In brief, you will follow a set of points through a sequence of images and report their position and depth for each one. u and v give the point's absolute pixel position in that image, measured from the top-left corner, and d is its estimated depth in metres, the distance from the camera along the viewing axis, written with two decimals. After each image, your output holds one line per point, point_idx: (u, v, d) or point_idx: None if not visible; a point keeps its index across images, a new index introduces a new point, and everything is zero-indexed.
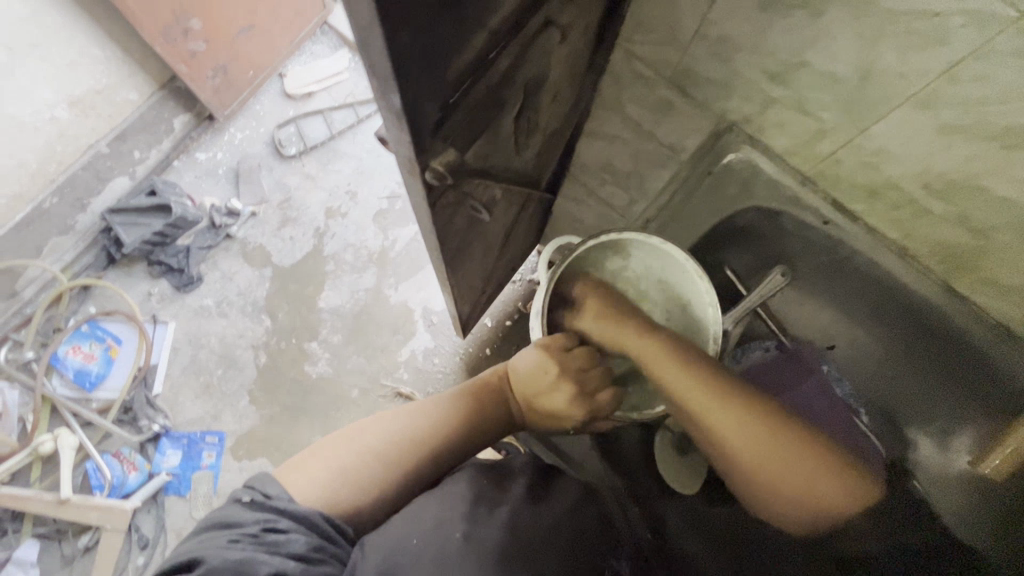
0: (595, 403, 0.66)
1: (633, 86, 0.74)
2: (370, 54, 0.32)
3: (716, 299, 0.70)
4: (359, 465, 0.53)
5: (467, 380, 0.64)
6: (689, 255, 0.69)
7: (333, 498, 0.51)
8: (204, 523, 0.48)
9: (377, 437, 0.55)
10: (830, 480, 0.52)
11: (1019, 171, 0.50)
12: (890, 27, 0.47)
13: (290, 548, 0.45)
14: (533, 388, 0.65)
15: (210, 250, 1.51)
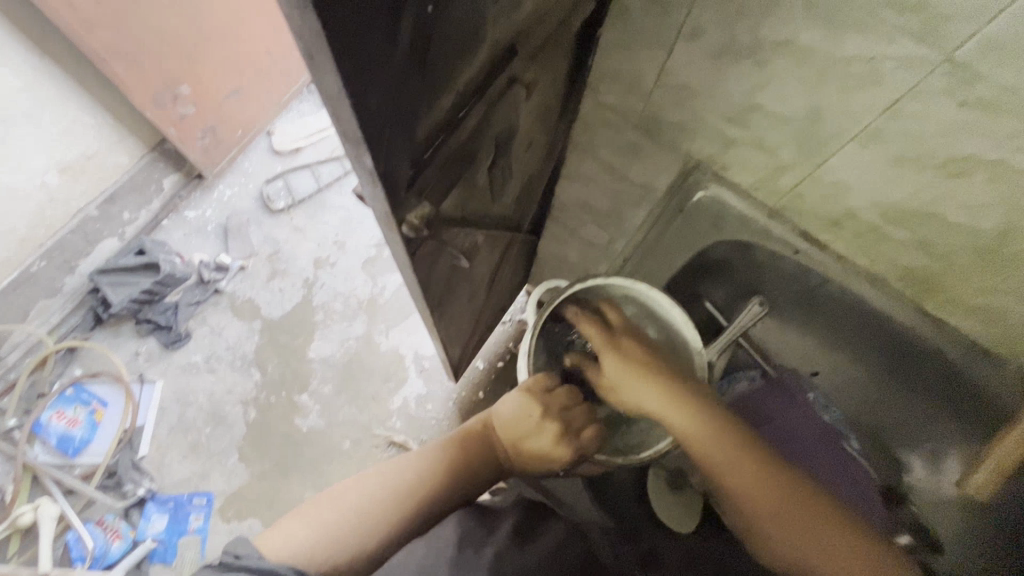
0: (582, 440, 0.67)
1: (603, 131, 0.78)
2: (342, 122, 0.35)
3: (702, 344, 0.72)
4: (349, 523, 0.52)
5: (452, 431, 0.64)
6: (677, 303, 0.71)
7: (310, 557, 0.48)
8: None
9: (368, 494, 0.54)
10: (837, 535, 0.53)
11: (964, 197, 0.53)
12: (829, 72, 0.51)
13: None
14: (520, 430, 0.65)
15: (198, 306, 1.51)
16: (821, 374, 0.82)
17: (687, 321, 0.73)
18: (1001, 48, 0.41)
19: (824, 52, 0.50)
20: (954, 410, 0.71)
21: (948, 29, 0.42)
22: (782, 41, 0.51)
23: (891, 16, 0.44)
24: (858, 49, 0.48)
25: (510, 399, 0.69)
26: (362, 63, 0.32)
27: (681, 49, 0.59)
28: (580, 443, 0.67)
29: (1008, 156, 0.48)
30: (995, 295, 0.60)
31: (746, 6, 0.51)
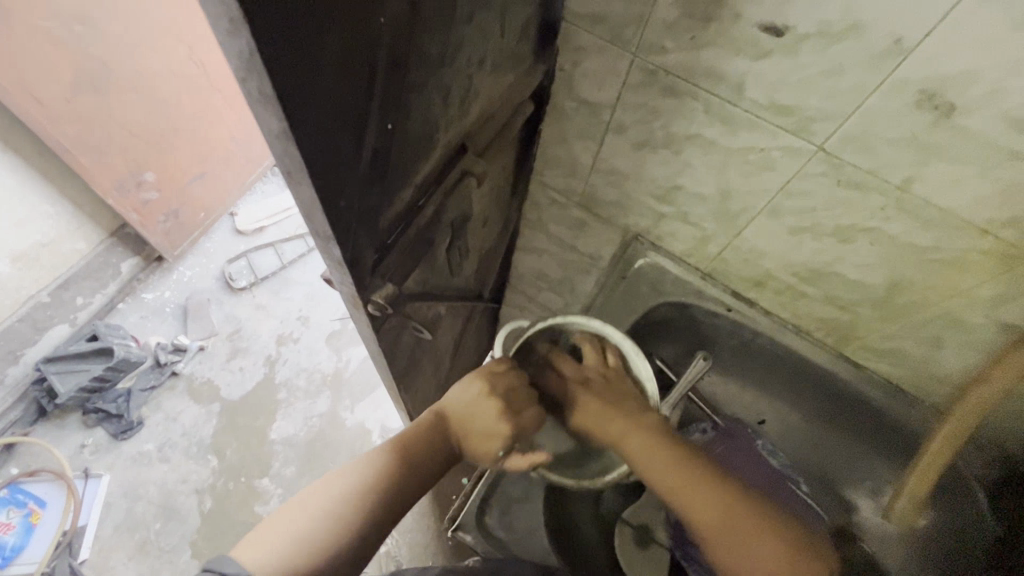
0: (527, 421, 0.63)
1: (552, 208, 0.86)
2: (315, 224, 0.39)
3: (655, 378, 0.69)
4: (314, 531, 0.49)
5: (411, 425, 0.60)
6: (626, 337, 0.69)
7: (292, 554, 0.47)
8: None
9: (329, 498, 0.52)
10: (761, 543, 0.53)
11: (856, 258, 0.62)
12: (731, 160, 0.61)
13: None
14: (464, 412, 0.62)
15: (153, 391, 1.46)
16: (767, 423, 0.89)
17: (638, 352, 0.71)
18: (857, 142, 0.51)
19: (725, 144, 0.60)
20: (884, 446, 0.80)
21: (816, 127, 0.52)
22: (691, 135, 0.61)
23: (771, 117, 0.54)
24: (751, 142, 0.58)
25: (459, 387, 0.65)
26: (333, 180, 0.37)
27: (610, 141, 0.68)
28: (525, 421, 0.63)
29: (881, 224, 0.57)
30: (898, 341, 0.68)
31: (658, 108, 0.60)
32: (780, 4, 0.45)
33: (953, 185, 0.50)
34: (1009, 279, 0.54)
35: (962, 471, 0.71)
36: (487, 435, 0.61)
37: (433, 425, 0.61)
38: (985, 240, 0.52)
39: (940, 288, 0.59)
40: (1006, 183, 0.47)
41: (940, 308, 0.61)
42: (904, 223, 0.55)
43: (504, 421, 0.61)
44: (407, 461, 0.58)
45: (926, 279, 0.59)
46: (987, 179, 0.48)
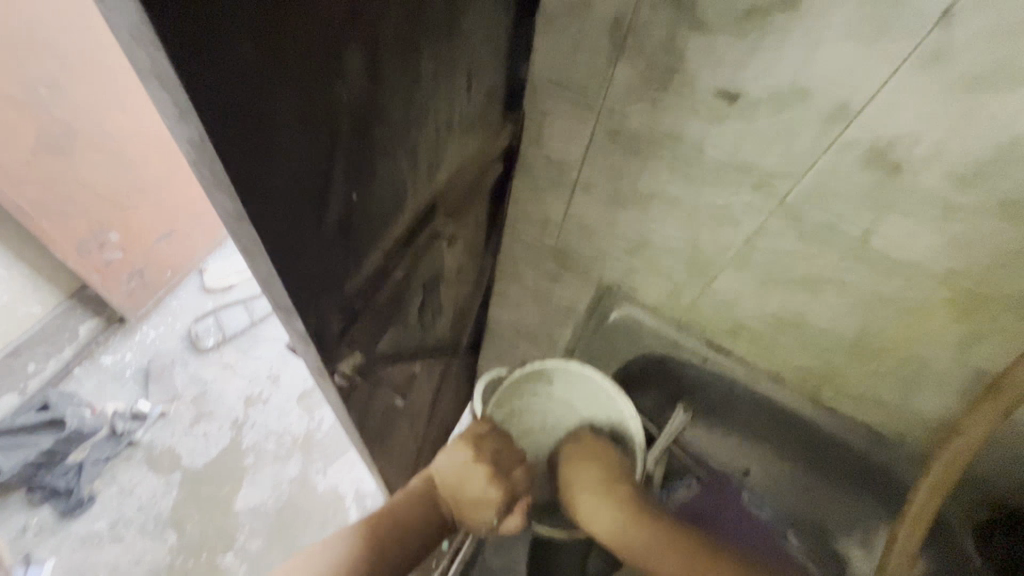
0: (517, 481, 0.59)
1: (525, 262, 0.86)
2: (274, 296, 0.38)
3: (636, 412, 0.67)
4: None
5: (399, 495, 0.56)
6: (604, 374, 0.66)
7: None
8: None
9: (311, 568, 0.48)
10: None
11: (824, 307, 0.63)
12: (698, 216, 0.62)
13: None
14: (452, 478, 0.57)
15: (108, 462, 1.37)
16: (752, 473, 0.85)
17: (619, 391, 0.67)
18: (815, 197, 0.53)
19: (689, 199, 0.61)
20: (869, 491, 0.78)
21: (775, 184, 0.54)
22: (656, 192, 0.63)
23: (731, 174, 0.56)
24: (714, 197, 0.59)
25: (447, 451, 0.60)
26: (293, 253, 0.36)
27: (579, 197, 0.69)
28: (514, 484, 0.59)
29: (845, 275, 0.58)
30: (874, 387, 0.69)
31: (624, 167, 0.62)
32: (731, 72, 0.48)
33: (908, 237, 0.51)
34: (972, 325, 0.55)
35: (948, 521, 0.72)
36: (477, 501, 0.56)
37: (419, 492, 0.57)
38: (945, 288, 0.54)
39: (908, 336, 0.60)
40: (958, 234, 0.49)
41: (911, 354, 0.62)
42: (867, 272, 0.57)
43: (494, 488, 0.56)
44: (391, 530, 0.53)
45: (893, 327, 0.60)
46: (939, 232, 0.50)
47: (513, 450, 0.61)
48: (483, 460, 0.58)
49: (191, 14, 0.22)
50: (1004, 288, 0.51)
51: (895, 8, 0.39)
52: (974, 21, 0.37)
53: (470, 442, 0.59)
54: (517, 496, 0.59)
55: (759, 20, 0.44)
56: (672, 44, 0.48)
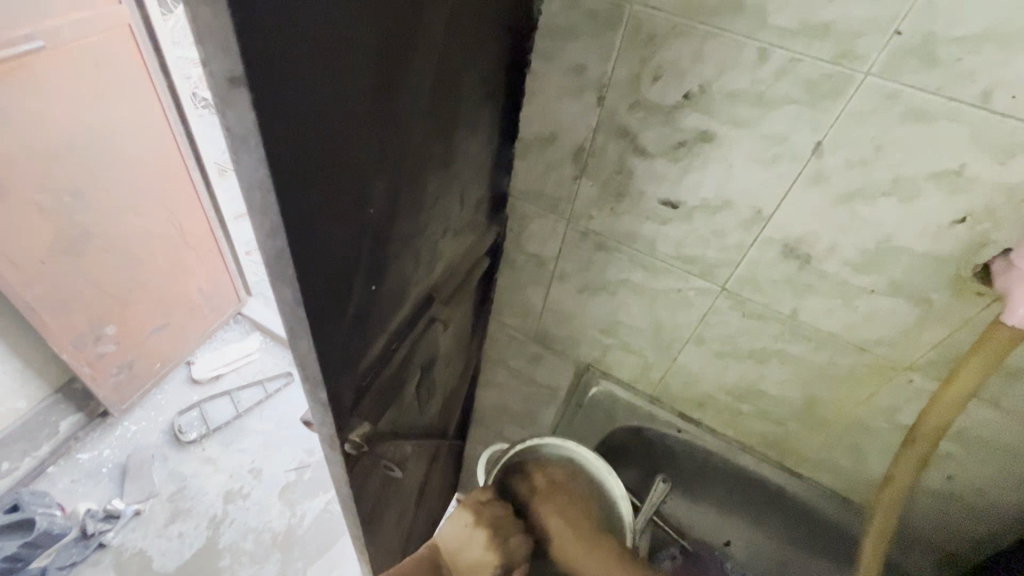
0: (515, 547, 0.62)
1: (510, 345, 0.95)
2: (307, 368, 0.45)
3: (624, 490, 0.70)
4: None
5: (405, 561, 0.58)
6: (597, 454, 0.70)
7: None
8: None
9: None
10: None
11: (774, 377, 0.72)
12: (658, 299, 0.73)
13: None
14: (453, 543, 0.60)
15: (73, 568, 1.31)
16: (733, 543, 0.92)
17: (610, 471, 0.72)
18: (750, 283, 0.64)
19: (649, 286, 0.72)
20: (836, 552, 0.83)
21: (717, 272, 0.65)
22: (621, 281, 0.74)
23: (681, 265, 0.67)
24: (670, 284, 0.70)
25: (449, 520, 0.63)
26: (327, 333, 0.44)
27: (556, 286, 0.80)
28: (512, 552, 0.61)
29: (786, 348, 0.68)
30: (829, 452, 0.76)
31: (593, 260, 0.73)
32: (671, 187, 0.61)
33: (828, 314, 0.62)
34: (895, 388, 0.64)
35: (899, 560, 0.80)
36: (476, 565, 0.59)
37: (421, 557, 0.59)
38: (867, 356, 0.63)
39: (848, 401, 0.69)
40: (866, 310, 0.60)
41: (852, 418, 0.70)
42: (802, 345, 0.67)
43: (491, 553, 0.60)
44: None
45: (832, 393, 0.69)
46: (852, 309, 0.60)
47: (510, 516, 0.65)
48: (483, 525, 0.61)
49: (291, 170, 0.32)
50: (913, 355, 0.61)
51: (782, 143, 0.52)
52: (840, 153, 0.50)
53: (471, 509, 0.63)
54: (514, 564, 0.61)
55: (686, 150, 0.57)
56: (624, 166, 0.61)
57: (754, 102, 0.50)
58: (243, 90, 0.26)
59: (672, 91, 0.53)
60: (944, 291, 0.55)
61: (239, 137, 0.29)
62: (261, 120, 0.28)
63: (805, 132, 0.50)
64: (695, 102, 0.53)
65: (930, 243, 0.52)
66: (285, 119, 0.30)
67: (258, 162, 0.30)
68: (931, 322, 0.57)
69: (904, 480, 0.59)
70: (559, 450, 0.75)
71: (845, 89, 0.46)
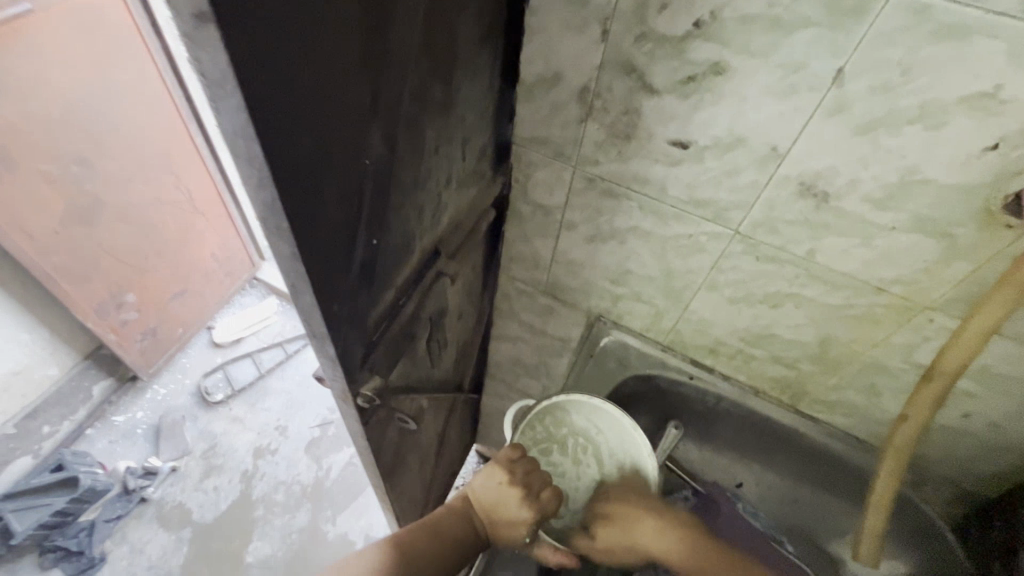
0: (548, 502, 0.63)
1: (520, 298, 0.94)
2: (312, 325, 0.45)
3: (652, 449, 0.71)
4: None
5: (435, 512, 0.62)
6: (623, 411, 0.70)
7: None
8: None
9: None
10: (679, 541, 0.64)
11: (789, 321, 0.71)
12: (669, 246, 0.71)
13: None
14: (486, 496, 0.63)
15: (119, 521, 1.40)
16: (745, 485, 0.92)
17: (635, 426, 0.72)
18: (764, 224, 0.62)
19: (660, 233, 0.70)
20: (837, 485, 0.85)
21: (729, 215, 0.63)
22: (630, 228, 0.71)
23: (693, 210, 0.65)
24: (681, 231, 0.68)
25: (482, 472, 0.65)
26: (329, 288, 0.44)
27: (564, 236, 0.78)
28: (544, 506, 0.62)
29: (802, 290, 0.66)
30: (843, 393, 0.75)
31: (600, 208, 0.71)
32: (681, 127, 0.58)
33: (845, 254, 0.60)
34: (913, 328, 0.63)
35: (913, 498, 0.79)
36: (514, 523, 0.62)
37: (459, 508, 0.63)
38: (886, 296, 0.62)
39: (863, 342, 0.68)
40: (885, 249, 0.58)
41: (868, 359, 0.69)
42: (818, 287, 0.65)
43: (525, 510, 0.62)
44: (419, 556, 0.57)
45: (848, 334, 0.68)
46: (870, 248, 0.58)
47: (541, 474, 0.64)
48: (517, 484, 0.62)
49: (274, 115, 0.30)
50: (934, 293, 0.59)
51: (799, 72, 0.49)
52: (863, 78, 0.47)
53: (504, 468, 0.63)
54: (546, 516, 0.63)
55: (696, 85, 0.54)
56: (631, 104, 0.58)
57: (768, 28, 0.47)
58: (212, 26, 0.25)
59: (680, 20, 0.50)
60: (968, 224, 0.52)
61: (216, 81, 0.27)
62: (236, 61, 0.26)
63: (823, 58, 0.47)
64: (706, 30, 0.49)
65: (958, 174, 0.49)
66: (261, 60, 0.28)
67: (238, 108, 0.28)
68: (956, 257, 0.55)
69: (919, 419, 0.58)
70: (580, 410, 0.74)
71: (869, 7, 0.43)
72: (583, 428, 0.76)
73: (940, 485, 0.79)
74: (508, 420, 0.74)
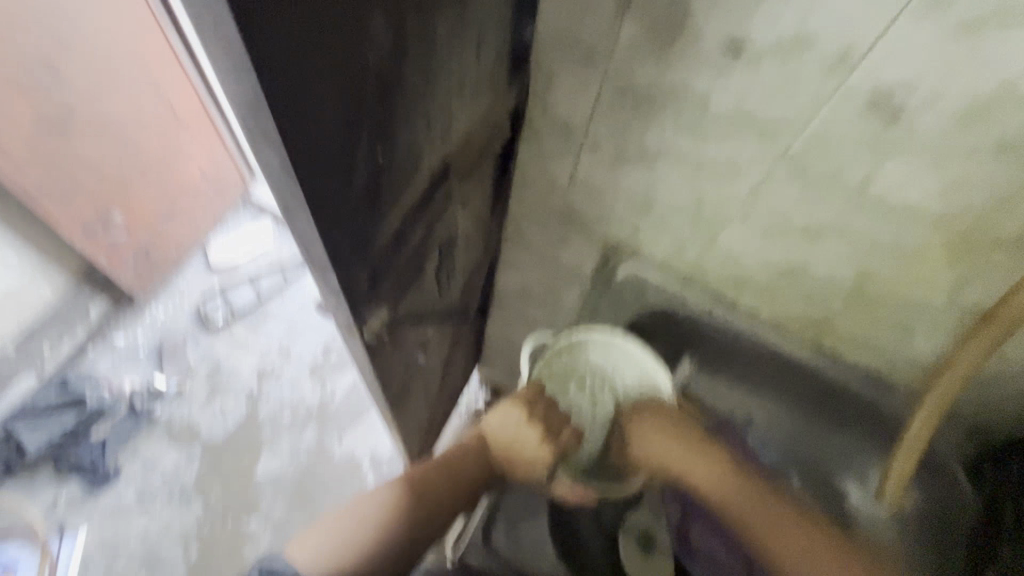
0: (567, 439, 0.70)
1: (531, 224, 0.88)
2: (310, 251, 0.40)
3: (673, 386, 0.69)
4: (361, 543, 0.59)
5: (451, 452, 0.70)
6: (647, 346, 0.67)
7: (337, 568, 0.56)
8: None
9: (351, 523, 0.61)
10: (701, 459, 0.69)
11: (827, 255, 0.66)
12: (704, 169, 0.64)
13: None
14: (502, 435, 0.71)
15: (129, 438, 1.42)
16: (755, 423, 0.84)
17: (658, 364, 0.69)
18: (818, 146, 0.55)
19: (695, 154, 0.63)
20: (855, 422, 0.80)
21: (779, 133, 0.56)
22: (662, 148, 0.64)
23: (737, 127, 0.57)
24: (719, 151, 0.61)
25: (500, 411, 0.72)
26: (329, 209, 0.38)
27: (585, 157, 0.71)
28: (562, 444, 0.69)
29: (847, 222, 0.61)
30: (873, 331, 0.72)
31: (630, 124, 0.63)
32: (739, 23, 0.49)
33: (907, 181, 0.54)
34: (967, 264, 0.58)
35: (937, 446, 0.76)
36: (532, 461, 0.69)
37: (473, 447, 0.71)
38: (943, 230, 0.56)
39: (907, 279, 0.63)
40: (955, 175, 0.51)
41: (909, 296, 0.65)
42: (867, 218, 0.59)
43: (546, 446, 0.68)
44: (425, 491, 0.65)
45: (891, 269, 0.63)
46: (938, 174, 0.52)
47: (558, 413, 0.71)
48: (536, 422, 0.69)
49: None
50: (1001, 226, 0.53)
51: None
52: None
53: (522, 408, 0.70)
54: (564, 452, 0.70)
55: None
56: None
57: None
58: None
59: None
60: None
61: None
62: None
63: None
64: None
65: None
66: None
67: None
68: None
69: (969, 363, 0.56)
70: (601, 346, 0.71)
71: None
72: (599, 367, 0.72)
73: (955, 428, 0.78)
74: (523, 357, 0.72)
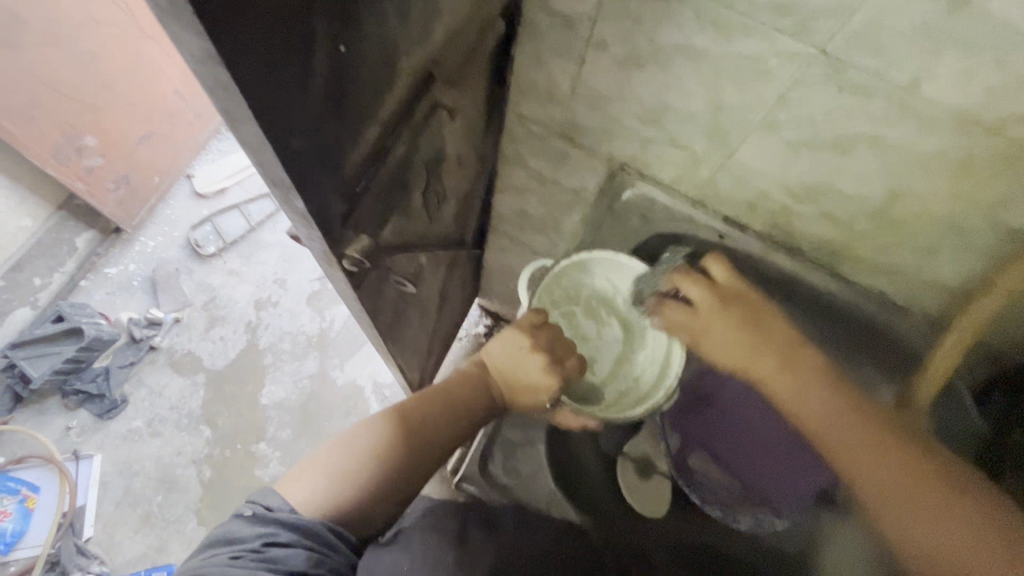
0: (571, 368, 0.68)
1: (530, 142, 0.80)
2: (268, 169, 0.34)
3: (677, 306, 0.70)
4: (359, 476, 0.53)
5: (447, 380, 0.65)
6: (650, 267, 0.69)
7: (334, 502, 0.51)
8: (206, 539, 0.47)
9: (343, 456, 0.54)
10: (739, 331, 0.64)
11: (858, 171, 0.59)
12: (724, 72, 0.56)
13: (291, 565, 0.44)
14: (505, 361, 0.67)
15: (132, 367, 1.43)
16: None
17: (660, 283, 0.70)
18: (862, 40, 0.47)
19: (716, 53, 0.54)
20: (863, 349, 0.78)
21: (818, 25, 0.47)
22: (678, 46, 0.55)
23: (769, 18, 0.49)
24: (745, 49, 0.52)
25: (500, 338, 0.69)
26: (281, 116, 0.32)
27: (590, 60, 0.62)
28: (567, 371, 0.67)
29: (885, 130, 0.53)
30: (895, 255, 0.67)
31: (643, 18, 0.54)
32: None
33: (960, 82, 0.46)
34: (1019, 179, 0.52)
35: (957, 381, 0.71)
36: (534, 387, 0.67)
37: (472, 373, 0.67)
38: (996, 139, 0.49)
39: (941, 196, 0.57)
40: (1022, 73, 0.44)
41: (943, 216, 0.59)
42: (909, 128, 0.52)
43: (550, 374, 0.66)
44: (419, 419, 0.60)
45: (928, 187, 0.57)
46: (1002, 71, 0.44)
47: (562, 341, 0.69)
48: (541, 349, 0.66)
49: None
50: None
51: None
52: None
53: (526, 334, 0.67)
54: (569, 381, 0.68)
55: None
56: None
57: None
58: None
59: None
60: None
61: None
62: None
63: None
64: None
65: None
66: None
67: None
68: None
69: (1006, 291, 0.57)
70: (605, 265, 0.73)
71: None
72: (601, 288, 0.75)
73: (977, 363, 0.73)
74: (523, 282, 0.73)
